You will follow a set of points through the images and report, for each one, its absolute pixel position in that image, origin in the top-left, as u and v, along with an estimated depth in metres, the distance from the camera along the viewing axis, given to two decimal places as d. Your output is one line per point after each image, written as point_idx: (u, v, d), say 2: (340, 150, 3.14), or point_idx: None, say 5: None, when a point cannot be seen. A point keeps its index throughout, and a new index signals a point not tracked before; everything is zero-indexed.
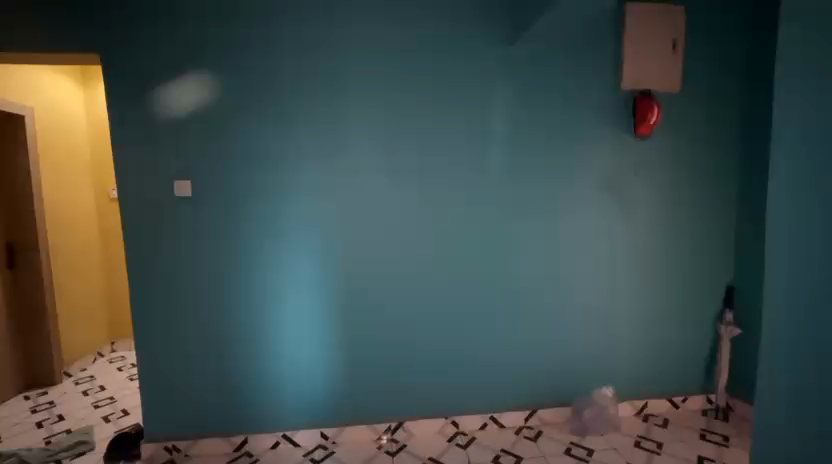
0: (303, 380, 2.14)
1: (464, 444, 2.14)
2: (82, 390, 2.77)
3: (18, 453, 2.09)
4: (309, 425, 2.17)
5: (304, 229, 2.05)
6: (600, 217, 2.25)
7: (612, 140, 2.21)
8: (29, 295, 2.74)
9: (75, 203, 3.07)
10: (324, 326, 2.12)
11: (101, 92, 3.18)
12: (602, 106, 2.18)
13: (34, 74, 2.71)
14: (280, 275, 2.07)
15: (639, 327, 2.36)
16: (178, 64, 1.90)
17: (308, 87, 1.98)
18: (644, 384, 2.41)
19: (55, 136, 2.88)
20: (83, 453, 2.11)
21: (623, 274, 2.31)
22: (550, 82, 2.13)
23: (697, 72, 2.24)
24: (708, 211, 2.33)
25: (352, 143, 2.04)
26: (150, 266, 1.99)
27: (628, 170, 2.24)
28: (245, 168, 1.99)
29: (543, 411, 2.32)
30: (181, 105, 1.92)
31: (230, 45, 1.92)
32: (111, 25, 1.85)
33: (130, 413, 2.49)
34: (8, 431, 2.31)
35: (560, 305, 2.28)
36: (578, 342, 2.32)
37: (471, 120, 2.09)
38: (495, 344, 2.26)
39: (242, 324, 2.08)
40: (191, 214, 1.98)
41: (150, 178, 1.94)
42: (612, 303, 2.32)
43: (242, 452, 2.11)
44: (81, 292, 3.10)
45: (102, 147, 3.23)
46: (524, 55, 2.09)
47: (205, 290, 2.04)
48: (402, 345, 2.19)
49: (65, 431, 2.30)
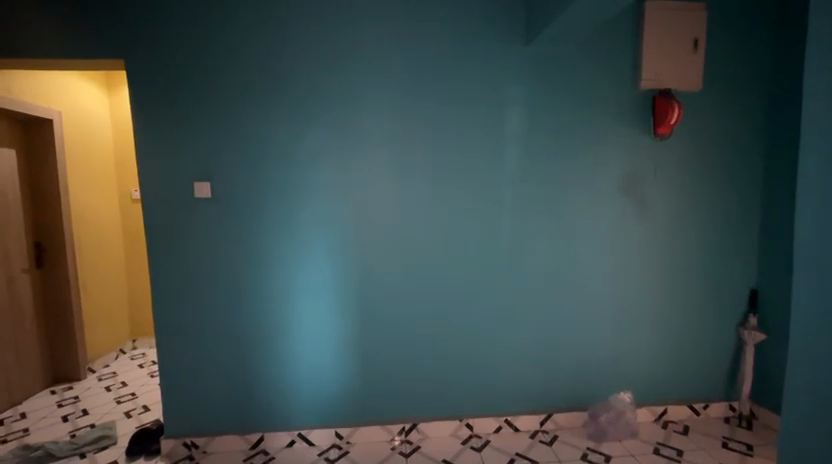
0: (317, 379, 2.16)
1: (479, 447, 2.13)
2: (105, 385, 2.86)
3: (45, 446, 2.16)
4: (324, 424, 2.19)
5: (317, 230, 2.07)
6: (616, 218, 2.21)
7: (629, 141, 2.17)
8: (55, 294, 2.83)
9: (99, 204, 3.15)
10: (336, 326, 2.14)
11: (123, 95, 3.27)
12: (620, 105, 2.15)
13: (59, 77, 2.80)
14: (293, 275, 2.09)
15: (657, 332, 2.32)
16: (197, 67, 1.95)
17: (324, 88, 2.00)
18: (662, 390, 2.36)
19: (80, 139, 2.97)
20: (106, 447, 2.17)
21: (640, 278, 2.27)
22: (567, 82, 2.10)
23: (718, 70, 2.19)
24: (730, 212, 2.27)
25: (366, 144, 2.05)
26: (170, 265, 2.04)
27: (646, 171, 2.20)
28: (262, 169, 2.02)
29: (558, 414, 2.29)
30: (201, 107, 1.96)
31: (248, 48, 1.96)
32: (134, 30, 1.91)
33: (150, 409, 2.55)
34: (36, 424, 2.39)
35: (575, 307, 2.25)
36: (595, 345, 2.29)
37: (486, 121, 2.08)
38: (510, 347, 2.24)
39: (256, 323, 2.11)
40: (210, 215, 2.02)
41: (170, 179, 1.99)
42: (629, 305, 2.28)
43: (258, 449, 2.14)
44: (103, 290, 3.18)
45: (125, 148, 3.31)
46: (540, 54, 2.08)
47: (223, 289, 2.07)
48: (415, 346, 2.19)
49: (89, 426, 2.37)
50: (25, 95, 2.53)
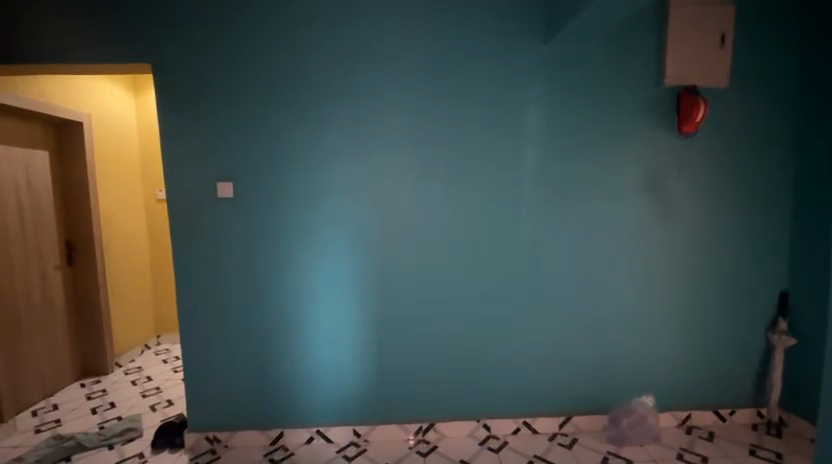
0: (335, 377, 2.18)
1: (496, 448, 2.11)
2: (131, 379, 2.95)
3: (76, 436, 2.24)
4: (342, 422, 2.21)
5: (335, 230, 2.09)
6: (639, 219, 2.16)
7: (653, 139, 2.12)
8: (84, 291, 2.94)
9: (125, 203, 3.26)
10: (354, 325, 2.15)
11: (149, 97, 3.36)
12: (643, 103, 2.10)
13: (89, 81, 2.90)
14: (312, 275, 2.12)
15: (681, 335, 2.26)
16: (221, 69, 1.99)
17: (344, 89, 2.02)
18: (686, 395, 2.30)
19: (108, 140, 3.07)
20: (133, 439, 2.24)
21: (663, 279, 2.21)
22: (588, 79, 2.07)
23: (747, 65, 2.12)
24: (759, 213, 2.19)
25: (384, 144, 2.06)
26: (194, 264, 2.09)
27: (670, 170, 2.14)
28: (282, 169, 2.05)
29: (577, 417, 2.26)
30: (223, 109, 2.01)
31: (269, 49, 1.99)
32: (162, 33, 1.96)
33: (174, 403, 2.63)
34: (67, 415, 2.49)
35: (596, 309, 2.21)
36: (616, 348, 2.24)
37: (505, 120, 2.06)
38: (529, 348, 2.22)
39: (276, 322, 2.14)
40: (232, 214, 2.06)
41: (195, 180, 2.04)
42: (652, 307, 2.23)
43: (278, 445, 2.17)
44: (129, 287, 3.29)
45: (151, 150, 3.40)
46: (561, 52, 2.05)
47: (244, 288, 2.11)
48: (433, 346, 2.19)
49: (116, 418, 2.45)
50: (57, 98, 2.63)
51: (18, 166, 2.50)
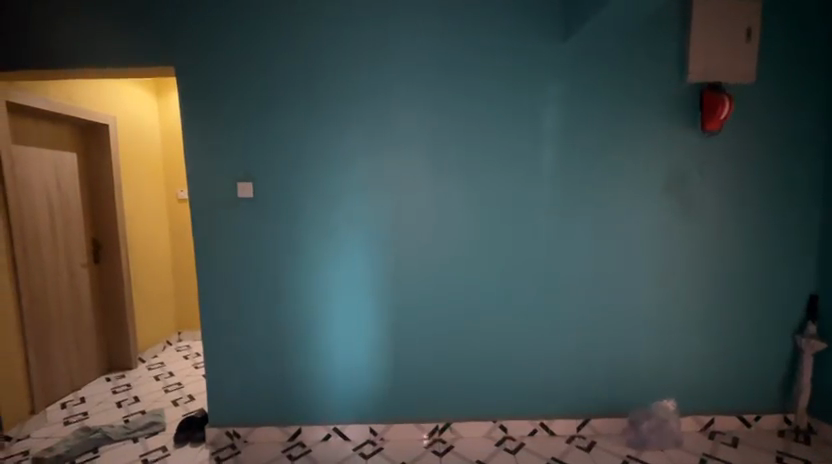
0: (351, 376, 2.20)
1: (513, 450, 2.10)
2: (154, 374, 3.03)
3: (103, 429, 2.31)
4: (359, 420, 2.23)
5: (352, 230, 2.11)
6: (660, 219, 2.12)
7: (675, 137, 2.08)
8: (109, 288, 3.03)
9: (148, 203, 3.34)
10: (370, 325, 2.17)
11: (172, 100, 3.45)
12: (665, 101, 2.06)
13: (115, 85, 2.99)
14: (329, 275, 2.14)
15: (704, 338, 2.21)
16: (241, 71, 2.02)
17: (361, 90, 2.04)
18: (709, 399, 2.25)
19: (133, 142, 3.16)
20: (156, 433, 2.31)
21: (685, 281, 2.16)
22: (607, 77, 2.04)
23: (775, 61, 2.05)
24: (787, 213, 2.13)
25: (401, 144, 2.07)
26: (215, 262, 2.14)
27: (693, 168, 2.09)
28: (300, 170, 2.08)
29: (596, 420, 2.23)
30: (244, 111, 2.04)
31: (288, 51, 2.02)
32: (185, 36, 2.01)
33: (196, 399, 2.69)
34: (94, 408, 2.57)
35: (615, 310, 2.18)
36: (636, 350, 2.21)
37: (523, 120, 2.05)
38: (546, 349, 2.20)
39: (294, 321, 2.17)
40: (252, 214, 2.10)
41: (216, 180, 2.08)
42: (674, 308, 2.18)
43: (296, 441, 2.20)
44: (152, 284, 3.38)
45: (173, 151, 3.49)
46: (580, 49, 2.02)
47: (263, 286, 2.15)
48: (449, 346, 2.19)
49: (140, 412, 2.52)
50: (85, 102, 2.72)
51: (49, 168, 2.59)
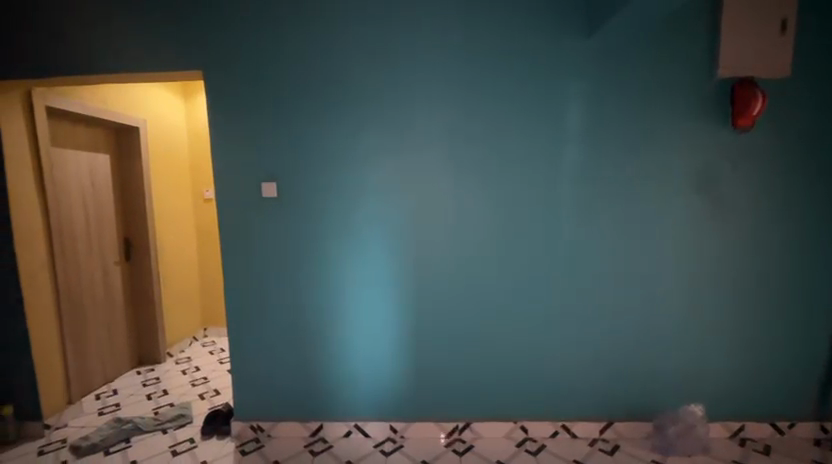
0: (372, 374, 2.22)
1: (534, 451, 2.08)
2: (181, 369, 3.13)
3: (134, 420, 2.41)
4: (380, 417, 2.25)
5: (373, 230, 2.13)
6: (687, 218, 2.06)
7: (705, 134, 2.01)
8: (140, 285, 3.15)
9: (176, 203, 3.45)
10: (391, 324, 2.19)
11: (199, 103, 3.55)
12: (694, 97, 2.00)
13: (145, 89, 3.10)
14: (350, 274, 2.17)
15: (734, 342, 2.13)
16: (266, 73, 2.07)
17: (383, 91, 2.05)
18: (739, 405, 2.17)
19: (161, 144, 3.27)
20: (184, 425, 2.39)
21: (714, 282, 2.10)
22: (633, 74, 1.99)
23: (812, 54, 1.97)
24: (825, 212, 2.03)
25: (422, 144, 2.07)
26: (240, 261, 2.19)
27: (724, 167, 2.02)
28: (323, 170, 2.11)
29: (619, 423, 2.18)
30: (268, 113, 2.09)
31: (310, 53, 2.05)
32: (212, 40, 2.06)
33: (221, 393, 2.77)
34: (125, 400, 2.68)
35: (640, 312, 2.13)
36: (662, 352, 2.16)
37: (545, 118, 2.03)
38: (568, 350, 2.17)
39: (316, 319, 2.21)
40: (275, 214, 2.14)
41: (242, 181, 2.13)
42: (702, 310, 2.12)
43: (318, 437, 2.24)
44: (180, 281, 3.49)
45: (199, 152, 3.59)
46: (604, 45, 1.98)
47: (286, 284, 2.19)
48: (469, 345, 2.19)
49: (169, 405, 2.61)
50: (118, 106, 2.84)
51: (84, 170, 2.71)
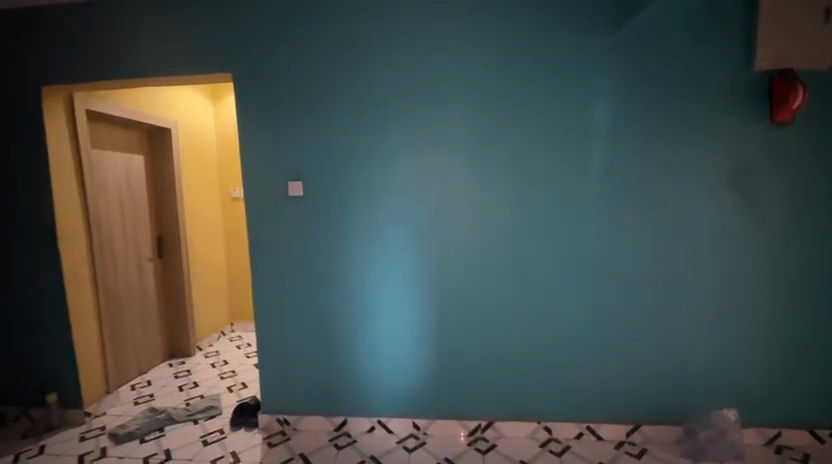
0: (395, 371, 2.24)
1: (558, 452, 2.06)
2: (210, 362, 3.24)
3: (168, 410, 2.51)
4: (402, 414, 2.27)
5: (397, 228, 2.15)
6: (721, 217, 1.99)
7: (740, 130, 1.94)
8: (171, 281, 3.27)
9: (205, 202, 3.56)
10: (414, 322, 2.20)
11: (226, 104, 3.65)
12: (728, 91, 1.93)
13: (176, 91, 3.21)
14: (374, 272, 2.19)
15: (770, 345, 2.05)
16: (293, 74, 2.11)
17: (407, 90, 2.07)
18: (775, 411, 2.09)
19: (191, 145, 3.38)
20: (214, 416, 2.47)
21: (749, 283, 2.02)
22: (663, 69, 1.94)
23: None
24: None
25: (446, 143, 2.08)
26: (267, 258, 2.25)
27: (760, 163, 1.95)
28: (347, 169, 2.14)
29: (647, 426, 2.14)
30: (295, 113, 2.13)
31: (335, 54, 2.08)
32: (242, 43, 2.12)
33: (248, 386, 2.86)
34: (159, 391, 2.79)
35: (669, 313, 2.08)
36: (692, 355, 2.10)
37: (571, 116, 2.00)
38: (594, 351, 2.13)
39: (340, 316, 2.24)
40: (301, 212, 2.19)
41: (269, 180, 2.19)
42: (735, 312, 2.05)
43: (342, 432, 2.28)
44: (208, 278, 3.61)
45: (227, 152, 3.70)
46: (634, 40, 1.94)
47: (312, 282, 2.23)
48: (492, 344, 2.18)
49: (200, 396, 2.71)
50: (151, 108, 2.95)
51: (121, 170, 2.83)
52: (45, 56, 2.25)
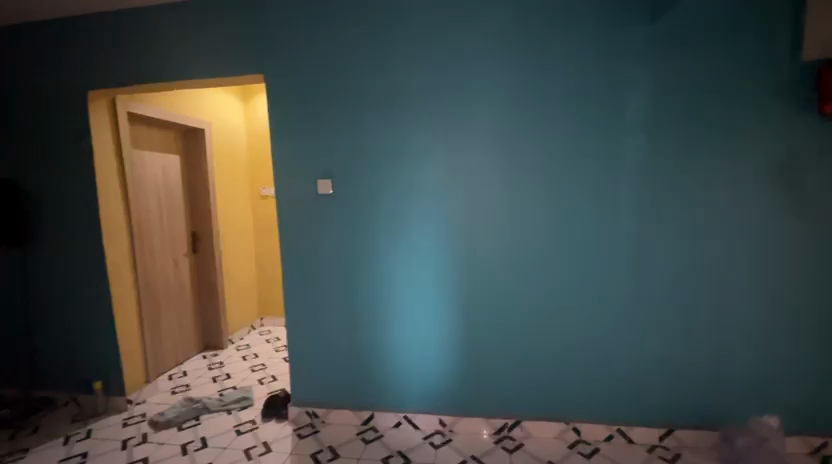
0: (422, 368, 2.26)
1: (587, 454, 2.03)
2: (242, 355, 3.35)
3: (203, 400, 2.62)
4: (429, 410, 2.29)
5: (424, 226, 2.16)
6: (763, 216, 1.90)
7: (786, 124, 1.85)
8: (205, 276, 3.39)
9: (236, 199, 3.68)
10: (441, 319, 2.21)
11: (256, 104, 3.75)
12: (773, 83, 1.84)
13: (210, 93, 3.32)
14: (402, 269, 2.21)
15: (817, 351, 1.95)
16: (323, 74, 2.15)
17: (435, 88, 2.07)
18: (821, 419, 1.98)
19: (224, 144, 3.49)
20: (246, 407, 2.56)
21: (793, 285, 1.93)
22: (702, 61, 1.87)
23: None
24: None
25: (474, 140, 2.07)
26: (297, 255, 2.30)
27: (808, 158, 1.85)
28: (376, 167, 2.17)
29: (681, 430, 2.07)
30: (325, 112, 2.17)
31: (364, 53, 2.10)
32: (274, 45, 2.17)
33: (278, 379, 2.94)
34: (194, 382, 2.91)
35: (706, 314, 2.01)
36: (729, 358, 2.02)
37: (603, 111, 1.95)
38: (626, 352, 2.09)
39: (367, 312, 2.28)
40: (330, 210, 2.23)
41: (300, 178, 2.24)
42: (778, 314, 1.96)
43: (369, 426, 2.31)
44: (239, 273, 3.73)
45: (257, 152, 3.80)
46: (670, 32, 1.87)
47: (340, 278, 2.27)
48: (519, 343, 2.17)
49: (232, 388, 2.81)
50: (187, 109, 3.06)
51: (159, 169, 2.96)
52: (90, 61, 2.37)
